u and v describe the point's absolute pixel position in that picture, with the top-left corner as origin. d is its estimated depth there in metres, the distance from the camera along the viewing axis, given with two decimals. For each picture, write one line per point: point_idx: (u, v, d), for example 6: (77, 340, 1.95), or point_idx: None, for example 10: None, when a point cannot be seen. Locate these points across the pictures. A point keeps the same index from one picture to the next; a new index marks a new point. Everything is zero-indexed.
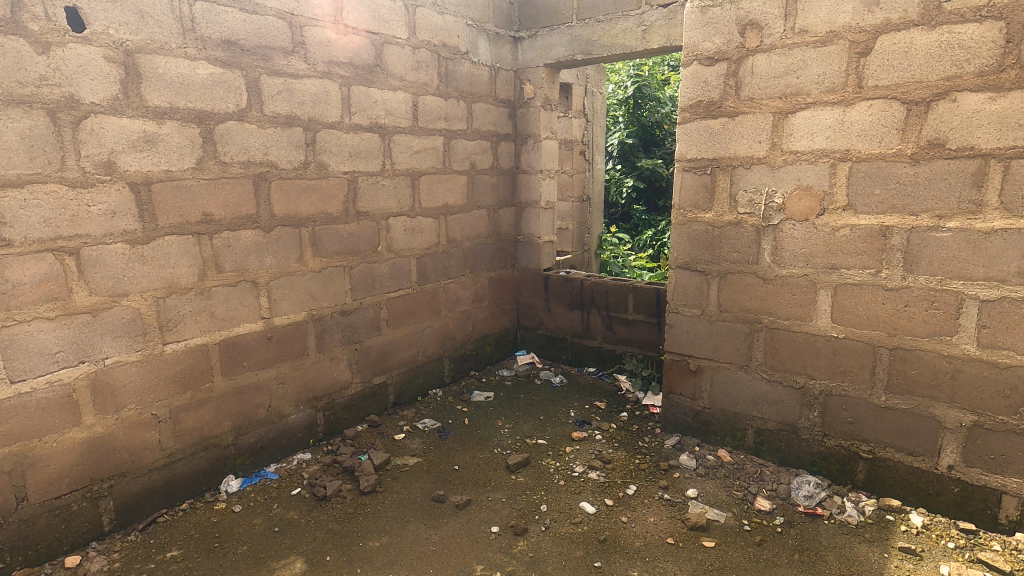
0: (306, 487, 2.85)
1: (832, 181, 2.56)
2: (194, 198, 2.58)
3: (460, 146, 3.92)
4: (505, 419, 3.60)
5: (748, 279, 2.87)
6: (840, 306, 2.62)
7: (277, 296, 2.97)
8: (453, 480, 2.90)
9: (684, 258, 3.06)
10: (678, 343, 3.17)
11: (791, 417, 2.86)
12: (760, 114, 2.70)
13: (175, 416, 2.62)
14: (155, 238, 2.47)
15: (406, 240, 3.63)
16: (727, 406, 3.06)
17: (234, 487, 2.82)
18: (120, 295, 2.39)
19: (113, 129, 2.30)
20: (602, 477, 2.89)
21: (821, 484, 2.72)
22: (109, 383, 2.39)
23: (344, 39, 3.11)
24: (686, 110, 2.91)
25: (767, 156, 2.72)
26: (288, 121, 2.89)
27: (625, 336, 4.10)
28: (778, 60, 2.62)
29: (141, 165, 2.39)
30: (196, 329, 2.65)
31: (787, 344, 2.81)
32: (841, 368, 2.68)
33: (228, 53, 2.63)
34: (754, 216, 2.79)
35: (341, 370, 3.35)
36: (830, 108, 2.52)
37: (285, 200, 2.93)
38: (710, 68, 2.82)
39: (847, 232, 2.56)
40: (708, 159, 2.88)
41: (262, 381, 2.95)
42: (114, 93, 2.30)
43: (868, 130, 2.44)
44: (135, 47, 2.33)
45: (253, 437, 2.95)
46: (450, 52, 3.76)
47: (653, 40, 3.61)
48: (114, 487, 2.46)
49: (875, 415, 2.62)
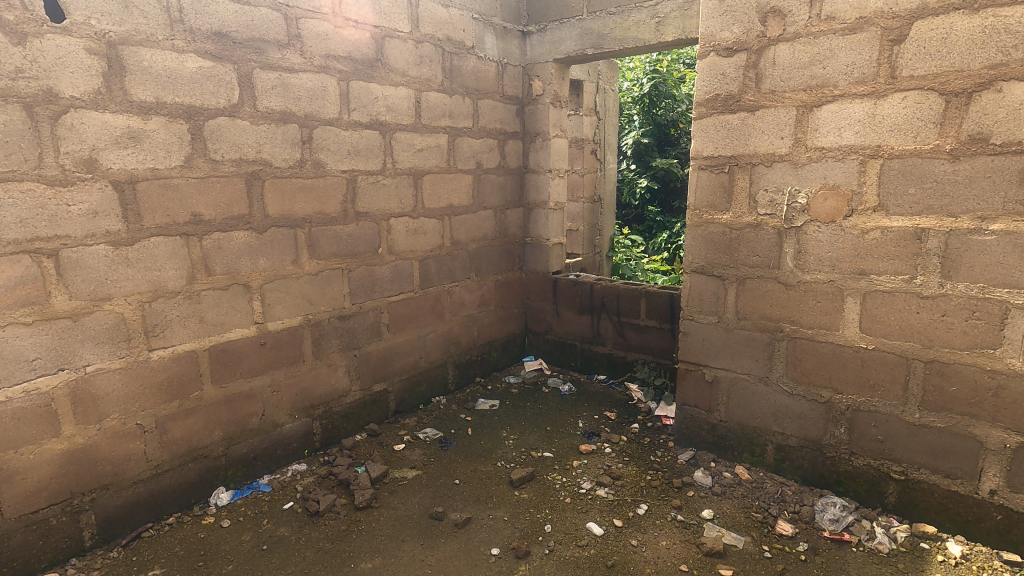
0: (298, 502, 2.71)
1: (862, 180, 2.36)
2: (182, 197, 2.46)
3: (465, 144, 3.78)
4: (510, 430, 3.44)
5: (769, 285, 2.68)
6: (869, 314, 2.43)
7: (271, 300, 2.84)
8: (452, 496, 2.75)
9: (700, 262, 2.88)
10: (693, 352, 2.99)
11: (814, 433, 2.66)
12: (782, 108, 2.51)
13: (161, 425, 2.50)
14: (140, 240, 2.36)
15: (408, 242, 3.49)
16: (745, 419, 2.87)
17: (224, 500, 2.68)
18: (103, 300, 2.27)
19: (94, 125, 2.19)
20: (611, 496, 2.72)
21: (847, 507, 2.53)
22: (90, 392, 2.28)
23: (343, 31, 2.97)
24: (702, 104, 2.73)
25: (790, 153, 2.53)
26: (282, 117, 2.77)
27: (636, 343, 3.93)
28: (802, 50, 2.43)
29: (126, 162, 2.28)
30: (184, 335, 2.54)
31: (811, 355, 2.62)
32: (870, 383, 2.48)
33: (219, 46, 2.51)
34: (775, 217, 2.61)
35: (339, 378, 3.22)
36: (860, 101, 2.32)
37: (279, 199, 2.80)
38: (728, 59, 2.63)
39: (878, 236, 2.36)
40: (726, 156, 2.70)
41: (254, 389, 2.83)
42: (96, 87, 2.18)
43: (902, 124, 2.25)
44: (119, 39, 2.22)
45: (245, 447, 2.82)
46: (455, 47, 3.62)
47: (667, 33, 3.45)
48: (96, 500, 2.34)
49: (908, 433, 2.42)
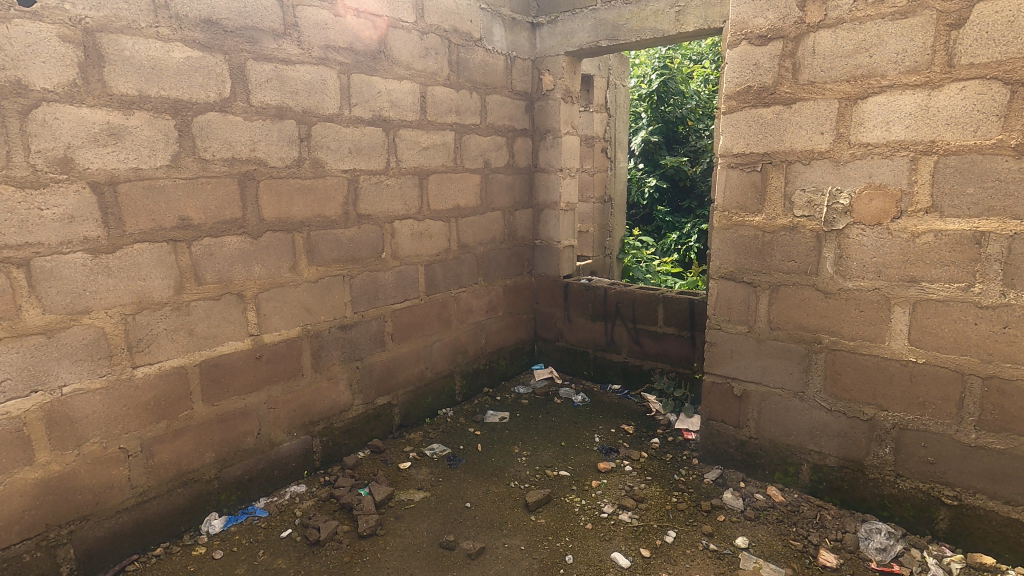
0: (297, 529, 2.50)
1: (912, 179, 2.16)
2: (169, 200, 2.26)
3: (472, 141, 3.57)
4: (523, 445, 3.23)
5: (806, 293, 2.48)
6: (919, 325, 2.23)
7: (267, 310, 2.63)
8: (464, 521, 2.55)
9: (728, 268, 2.67)
10: (720, 364, 2.78)
11: (855, 453, 2.46)
12: (822, 100, 2.31)
13: (147, 448, 2.29)
14: (123, 246, 2.15)
15: (413, 246, 3.28)
16: (778, 436, 2.67)
17: (216, 528, 2.47)
18: (81, 313, 2.07)
19: (70, 120, 1.98)
20: (635, 521, 2.51)
21: (894, 534, 2.33)
22: (67, 414, 2.07)
23: (344, 21, 2.77)
24: (732, 98, 2.52)
25: (831, 149, 2.32)
26: (278, 112, 2.56)
27: (653, 351, 3.73)
28: (846, 37, 2.22)
29: (105, 162, 2.08)
30: (172, 349, 2.33)
31: (853, 369, 2.41)
32: (920, 400, 2.28)
33: (209, 34, 2.30)
34: (813, 219, 2.40)
35: (340, 392, 3.01)
36: (911, 92, 2.12)
37: (275, 201, 2.60)
38: (761, 48, 2.42)
39: (931, 240, 2.16)
40: (759, 154, 2.49)
41: (249, 407, 2.62)
42: (71, 79, 1.97)
43: (960, 118, 2.05)
44: (96, 26, 2.01)
45: (239, 469, 2.61)
46: (462, 39, 3.41)
47: (688, 23, 3.27)
48: (75, 533, 2.13)
49: (962, 455, 2.22)
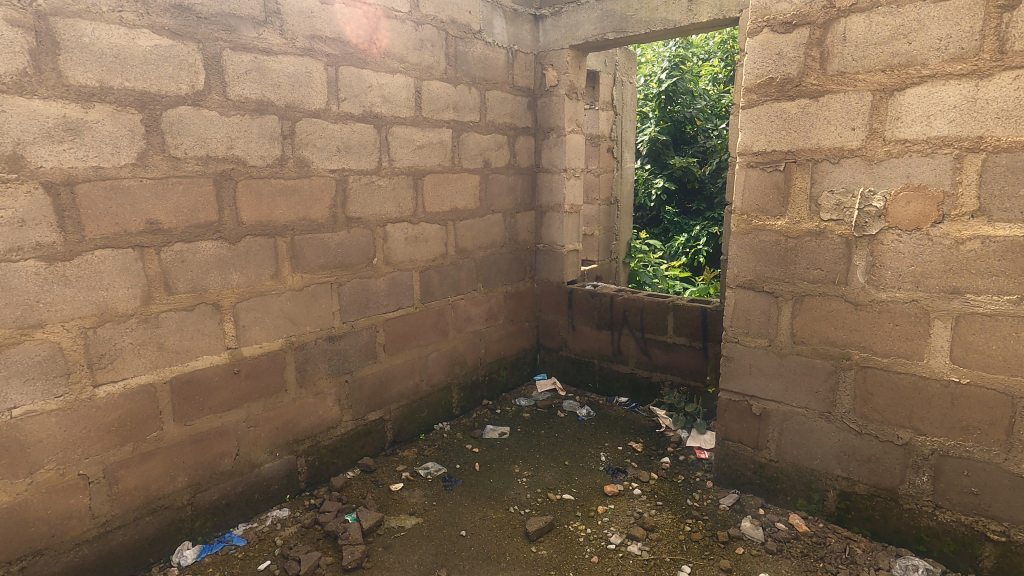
0: (277, 560, 2.29)
1: (956, 179, 1.94)
2: (135, 202, 2.06)
3: (471, 140, 3.36)
4: (523, 464, 3.02)
5: (834, 304, 2.26)
6: (963, 342, 2.02)
7: (246, 322, 2.43)
8: (458, 552, 2.34)
9: (747, 276, 2.45)
10: (738, 380, 2.56)
11: (888, 480, 2.24)
12: (853, 93, 2.09)
13: (111, 474, 2.09)
14: (81, 253, 1.95)
15: (407, 251, 3.07)
16: (801, 460, 2.44)
17: (188, 559, 2.27)
18: (34, 327, 1.87)
19: (20, 113, 1.78)
20: (646, 553, 2.29)
21: (932, 572, 2.11)
22: (17, 439, 1.87)
23: (331, 9, 2.56)
24: (752, 91, 2.30)
25: (863, 147, 2.10)
26: (259, 107, 2.36)
27: (663, 363, 3.51)
28: (882, 22, 2.01)
29: (61, 160, 1.88)
30: (139, 365, 2.13)
31: (886, 388, 2.19)
32: (962, 424, 2.06)
33: (180, 21, 2.11)
34: (842, 224, 2.18)
35: (328, 408, 2.81)
36: (956, 82, 1.90)
37: (255, 204, 2.40)
38: (785, 36, 2.20)
39: (977, 247, 1.94)
40: (781, 152, 2.27)
41: (227, 426, 2.42)
42: (21, 67, 1.78)
43: (1012, 111, 1.83)
44: (50, 9, 1.81)
45: (215, 494, 2.41)
46: (460, 31, 3.20)
47: (701, 13, 3.06)
48: (27, 569, 1.93)
49: (1010, 486, 2.00)
